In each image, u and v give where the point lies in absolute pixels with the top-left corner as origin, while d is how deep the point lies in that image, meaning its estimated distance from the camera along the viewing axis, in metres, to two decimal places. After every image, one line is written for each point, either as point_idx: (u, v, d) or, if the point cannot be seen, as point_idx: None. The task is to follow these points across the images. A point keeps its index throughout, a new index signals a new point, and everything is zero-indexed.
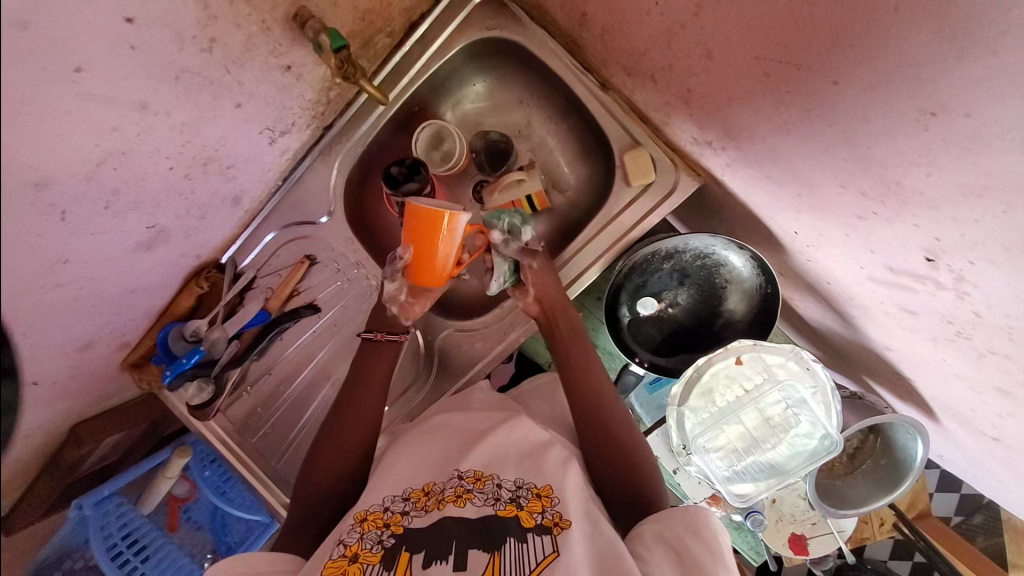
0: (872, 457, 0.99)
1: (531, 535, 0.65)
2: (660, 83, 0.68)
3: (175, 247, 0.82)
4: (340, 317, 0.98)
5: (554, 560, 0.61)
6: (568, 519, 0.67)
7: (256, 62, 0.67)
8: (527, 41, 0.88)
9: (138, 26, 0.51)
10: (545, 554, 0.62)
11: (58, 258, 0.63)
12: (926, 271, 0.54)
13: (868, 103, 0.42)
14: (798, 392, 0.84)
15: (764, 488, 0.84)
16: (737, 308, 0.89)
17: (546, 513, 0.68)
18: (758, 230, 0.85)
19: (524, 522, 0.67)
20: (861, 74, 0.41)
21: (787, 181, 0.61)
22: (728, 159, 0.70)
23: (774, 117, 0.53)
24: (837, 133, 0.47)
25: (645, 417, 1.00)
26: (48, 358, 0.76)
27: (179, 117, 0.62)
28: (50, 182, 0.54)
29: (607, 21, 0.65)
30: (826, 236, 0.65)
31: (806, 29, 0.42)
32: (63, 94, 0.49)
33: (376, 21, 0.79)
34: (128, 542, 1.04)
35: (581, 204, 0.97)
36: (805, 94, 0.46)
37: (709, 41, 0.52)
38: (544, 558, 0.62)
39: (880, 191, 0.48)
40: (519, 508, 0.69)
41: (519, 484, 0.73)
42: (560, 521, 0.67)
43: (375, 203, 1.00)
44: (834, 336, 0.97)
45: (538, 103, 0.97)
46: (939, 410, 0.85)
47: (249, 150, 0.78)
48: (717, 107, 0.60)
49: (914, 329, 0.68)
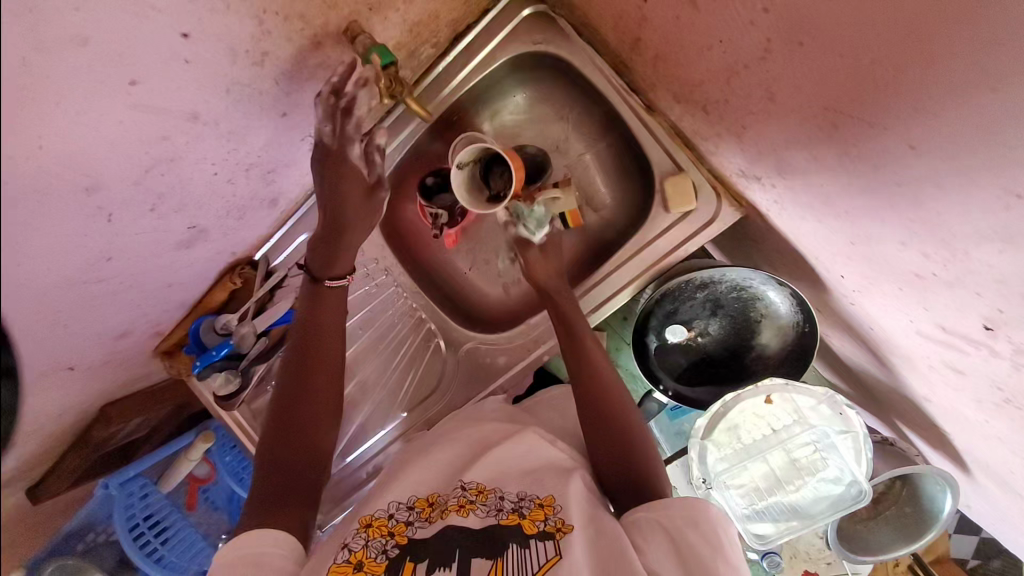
0: (895, 504, 0.96)
1: (533, 540, 0.65)
2: (711, 115, 0.65)
3: (213, 246, 0.84)
4: (367, 318, 0.98)
5: (556, 564, 0.61)
6: (570, 524, 0.66)
7: (304, 74, 0.67)
8: (573, 58, 0.86)
9: (193, 41, 0.51)
10: (547, 558, 0.63)
11: (102, 256, 0.64)
12: (983, 338, 0.52)
13: (946, 171, 0.39)
14: (828, 437, 0.81)
15: (784, 531, 0.82)
16: (770, 343, 0.87)
17: (548, 521, 0.67)
18: (799, 266, 0.82)
19: (526, 529, 0.67)
20: (939, 142, 0.38)
21: (840, 228, 0.59)
22: (776, 196, 0.67)
23: (836, 169, 0.50)
24: (904, 194, 0.44)
25: (665, 446, 0.99)
26: (85, 346, 0.78)
27: (227, 126, 0.63)
28: (99, 187, 0.55)
29: (662, 48, 0.63)
30: (875, 285, 0.63)
31: (880, 91, 0.39)
32: (118, 106, 0.50)
33: (423, 32, 0.78)
34: (149, 523, 1.08)
35: (616, 224, 0.95)
36: (874, 152, 0.44)
37: (772, 85, 0.50)
38: (546, 561, 0.62)
39: (943, 256, 0.46)
40: (521, 517, 0.68)
41: (521, 495, 0.71)
42: (563, 526, 0.66)
43: (406, 208, 0.99)
44: (868, 377, 0.93)
45: (579, 118, 0.95)
46: (973, 467, 0.82)
47: (290, 156, 0.79)
48: (773, 147, 0.58)
49: (958, 387, 0.65)
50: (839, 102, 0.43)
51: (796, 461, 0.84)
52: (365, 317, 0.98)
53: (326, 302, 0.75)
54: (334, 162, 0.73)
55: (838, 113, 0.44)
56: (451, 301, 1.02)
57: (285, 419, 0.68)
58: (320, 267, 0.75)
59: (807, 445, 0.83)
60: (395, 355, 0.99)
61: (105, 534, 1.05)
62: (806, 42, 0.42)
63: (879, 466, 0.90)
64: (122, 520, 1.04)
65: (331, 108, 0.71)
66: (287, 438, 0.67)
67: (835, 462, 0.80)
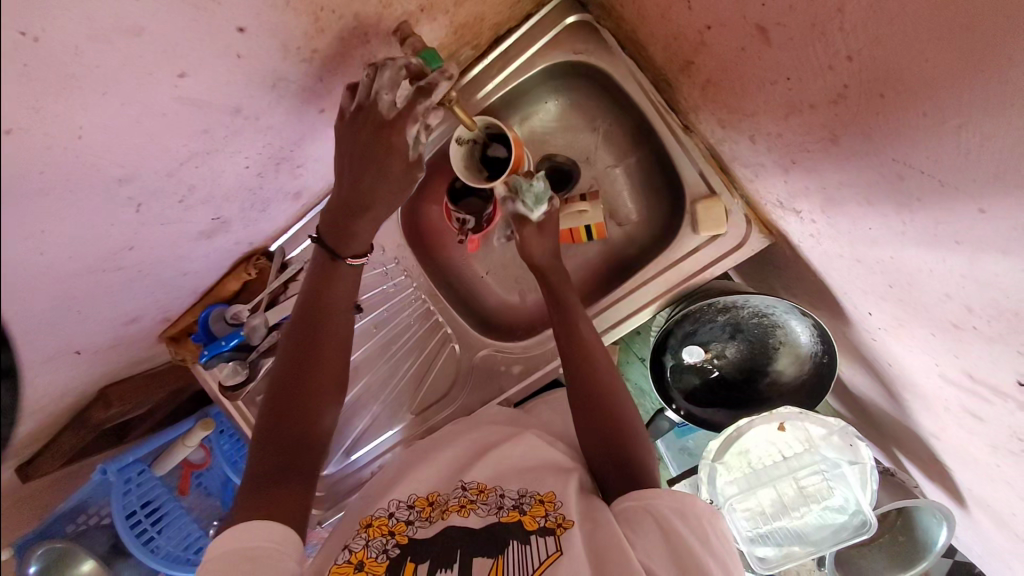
0: (890, 532, 0.98)
1: (534, 536, 0.65)
2: (758, 145, 0.65)
3: (233, 236, 0.81)
4: (381, 319, 0.97)
5: (556, 560, 0.62)
6: (570, 518, 0.67)
7: (348, 72, 0.64)
8: (613, 70, 0.85)
9: (248, 36, 0.49)
10: (548, 554, 0.63)
11: (125, 245, 0.62)
12: (1013, 391, 0.52)
13: (1014, 239, 0.38)
14: (837, 466, 0.82)
15: (787, 555, 0.83)
16: (786, 370, 0.87)
17: (548, 517, 0.68)
18: (822, 297, 0.83)
19: (527, 525, 0.67)
20: (1011, 213, 0.37)
21: (880, 270, 0.59)
22: (815, 230, 0.67)
23: (891, 216, 0.50)
24: (963, 251, 0.44)
25: (671, 464, 1.00)
26: (95, 331, 0.76)
27: (266, 121, 0.61)
28: (133, 177, 0.53)
29: (716, 74, 0.62)
30: (906, 326, 0.63)
31: (960, 156, 0.39)
32: (163, 98, 0.48)
33: (466, 34, 0.76)
34: (147, 510, 1.07)
35: (640, 240, 0.95)
36: (940, 209, 0.44)
37: (838, 128, 0.49)
38: (547, 557, 0.62)
39: (990, 313, 0.46)
40: (521, 514, 0.69)
41: (521, 492, 0.72)
42: (563, 522, 0.67)
43: (430, 211, 0.98)
44: (876, 408, 0.95)
45: (612, 131, 0.94)
46: (972, 504, 0.83)
47: (322, 151, 0.77)
48: (824, 185, 0.58)
49: (975, 432, 0.66)
50: (910, 156, 0.43)
51: (803, 488, 0.85)
52: (382, 314, 0.97)
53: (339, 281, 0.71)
54: (385, 136, 0.63)
55: (907, 166, 0.44)
56: (466, 304, 1.01)
57: (286, 400, 0.65)
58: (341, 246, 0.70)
59: (814, 473, 0.85)
60: (409, 359, 0.98)
61: (98, 517, 1.03)
62: (887, 95, 0.42)
63: (880, 497, 0.91)
64: (120, 507, 1.02)
65: (398, 74, 0.62)
66: (285, 422, 0.64)
67: (841, 490, 0.82)
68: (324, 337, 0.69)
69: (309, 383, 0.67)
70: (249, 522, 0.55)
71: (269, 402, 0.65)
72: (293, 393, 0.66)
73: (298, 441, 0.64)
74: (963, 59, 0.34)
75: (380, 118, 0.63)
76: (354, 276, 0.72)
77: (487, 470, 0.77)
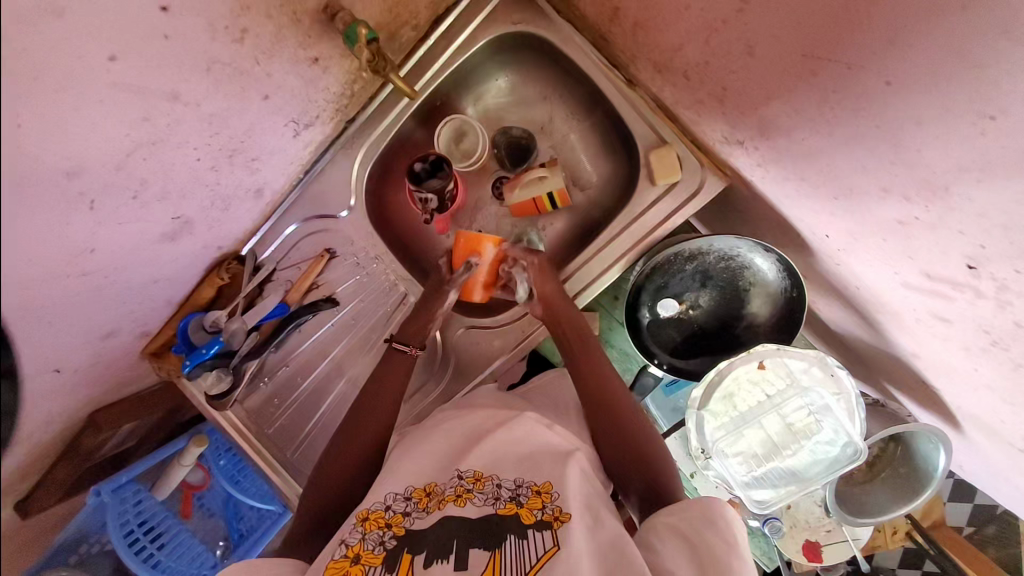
0: (891, 466, 0.97)
1: (532, 530, 0.65)
2: (692, 81, 0.67)
3: (199, 238, 0.83)
4: (358, 311, 0.98)
5: (553, 556, 0.61)
6: (568, 512, 0.66)
7: (286, 53, 0.68)
8: (553, 37, 0.87)
9: (172, 15, 0.52)
10: (546, 549, 0.62)
11: (85, 247, 0.63)
12: (966, 279, 0.52)
13: (922, 105, 0.41)
14: (821, 399, 0.82)
15: (783, 495, 0.83)
16: (760, 311, 0.88)
17: (546, 509, 0.67)
18: (784, 231, 0.83)
19: (524, 518, 0.67)
20: (917, 76, 0.40)
21: (823, 183, 0.60)
22: (760, 158, 0.68)
23: (817, 117, 0.51)
24: (885, 136, 0.46)
25: (662, 421, 0.99)
26: (71, 347, 0.76)
27: (208, 108, 0.63)
28: (81, 171, 0.54)
29: (641, 14, 0.66)
30: (860, 240, 0.63)
31: (859, 31, 0.41)
32: (99, 84, 0.50)
33: (402, 14, 0.80)
34: (144, 529, 1.04)
35: (603, 203, 0.95)
36: (856, 97, 0.46)
37: (752, 39, 0.52)
38: (545, 553, 0.62)
39: (925, 195, 0.47)
40: (519, 506, 0.69)
41: (518, 483, 0.71)
42: (561, 515, 0.66)
43: (397, 203, 1.01)
44: (856, 341, 0.94)
45: (561, 99, 0.96)
46: (965, 422, 0.81)
47: (272, 143, 0.80)
48: (755, 105, 0.59)
49: (945, 337, 0.66)
50: (822, 48, 0.46)
51: (791, 425, 0.85)
52: (356, 308, 0.98)
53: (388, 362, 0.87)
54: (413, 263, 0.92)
55: (818, 59, 0.47)
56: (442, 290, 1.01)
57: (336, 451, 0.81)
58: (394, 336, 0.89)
59: (801, 410, 0.84)
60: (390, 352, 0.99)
61: (99, 545, 1.01)
62: None
63: (872, 427, 0.90)
64: (116, 527, 1.00)
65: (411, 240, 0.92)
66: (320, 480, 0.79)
67: (829, 423, 0.82)
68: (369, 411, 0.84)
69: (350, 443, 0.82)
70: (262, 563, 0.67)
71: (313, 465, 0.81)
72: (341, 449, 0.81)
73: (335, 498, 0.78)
74: None
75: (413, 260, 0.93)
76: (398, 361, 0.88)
77: (477, 452, 0.76)
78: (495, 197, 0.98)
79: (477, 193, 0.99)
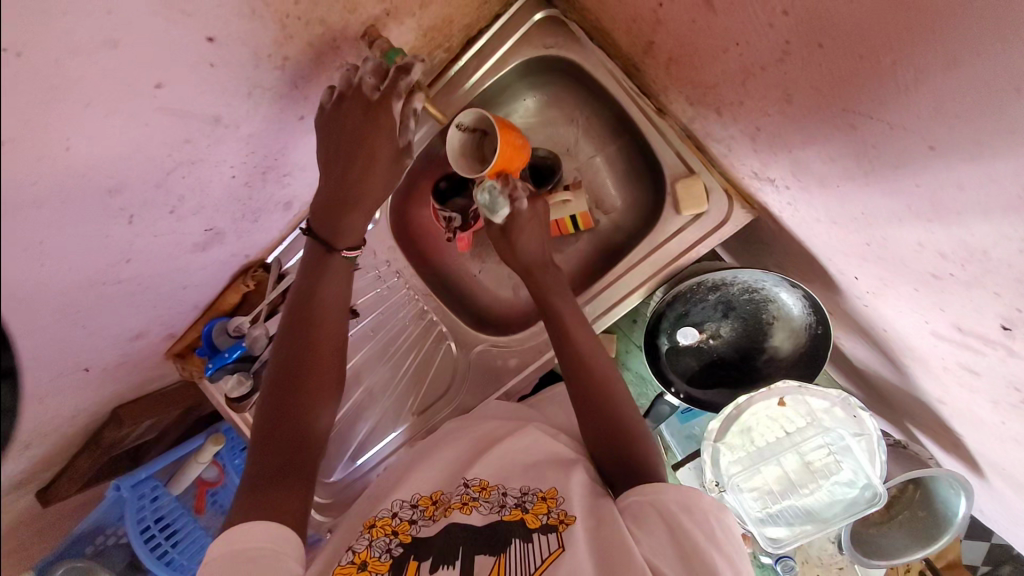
0: (910, 508, 0.93)
1: (536, 535, 0.64)
2: (726, 117, 0.67)
3: (228, 248, 0.85)
4: (379, 322, 0.98)
5: (558, 558, 0.61)
6: (573, 514, 0.66)
7: (323, 78, 0.69)
8: (585, 62, 0.88)
9: (218, 45, 0.53)
10: (549, 552, 0.62)
11: (122, 257, 0.64)
12: (999, 338, 0.51)
13: (963, 170, 0.40)
14: (842, 438, 0.81)
15: (799, 535, 0.82)
16: (782, 345, 0.87)
17: (552, 513, 0.67)
18: (810, 266, 0.82)
19: (529, 523, 0.66)
20: (958, 141, 0.39)
21: (855, 229, 0.59)
22: (790, 197, 0.67)
23: (852, 168, 0.51)
24: (924, 194, 0.45)
25: (676, 449, 0.98)
26: (102, 348, 0.78)
27: (247, 129, 0.65)
28: (123, 189, 0.56)
29: (676, 51, 0.65)
30: (891, 286, 0.62)
31: (903, 94, 0.41)
32: (145, 109, 0.51)
33: (437, 37, 0.81)
34: (160, 525, 1.07)
35: (626, 227, 0.95)
36: (895, 155, 0.45)
37: (790, 86, 0.52)
38: (549, 555, 0.62)
39: (962, 256, 0.46)
40: (524, 512, 0.68)
41: (523, 491, 0.71)
42: (565, 518, 0.66)
43: (420, 216, 1.01)
44: (878, 379, 0.92)
45: (589, 122, 0.96)
46: (987, 468, 0.78)
47: (305, 159, 0.81)
48: (789, 149, 0.59)
49: (973, 388, 0.64)
50: (861, 103, 0.45)
51: (809, 464, 0.84)
52: (378, 318, 0.98)
53: (330, 274, 0.75)
54: (372, 114, 0.67)
55: (858, 114, 0.46)
56: (461, 302, 1.03)
57: (294, 385, 0.71)
58: (331, 237, 0.74)
59: (820, 448, 0.83)
60: (401, 366, 0.99)
61: (115, 536, 1.03)
62: (825, 44, 0.45)
63: (892, 469, 0.88)
64: (134, 522, 1.02)
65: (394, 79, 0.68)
66: (286, 422, 0.69)
67: (850, 464, 0.80)
68: (322, 335, 0.74)
69: (313, 376, 0.72)
70: (248, 525, 0.59)
71: (267, 403, 0.70)
72: (299, 385, 0.71)
73: (300, 440, 0.69)
74: (894, 10, 0.38)
75: (367, 100, 0.67)
76: (345, 269, 0.77)
77: (487, 459, 0.76)
78: None
79: None
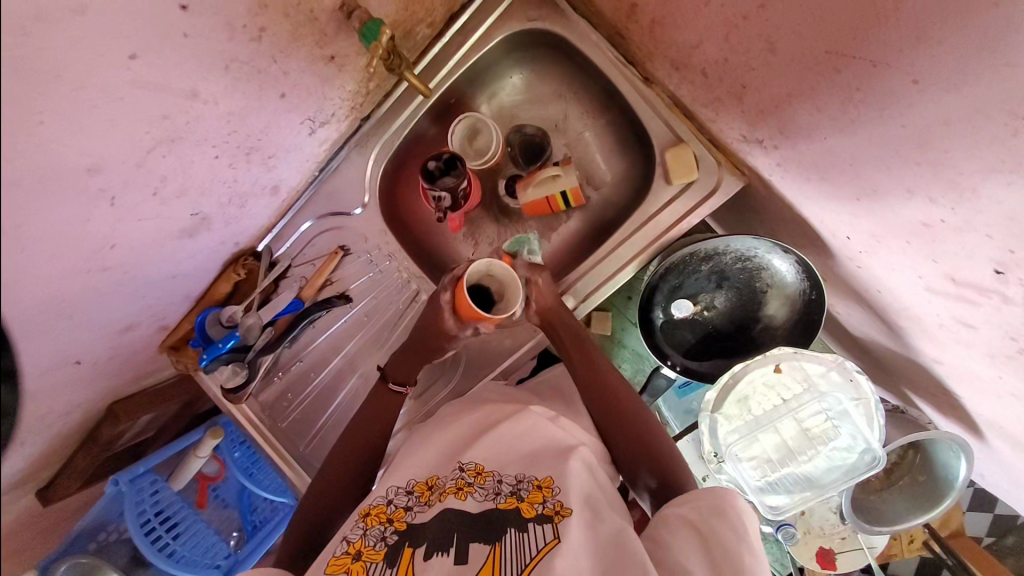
0: (910, 474, 0.93)
1: (532, 523, 0.63)
2: (710, 79, 0.67)
3: (216, 234, 0.84)
4: (372, 308, 0.98)
5: (554, 548, 0.59)
6: (568, 507, 0.64)
7: (302, 52, 0.69)
8: (569, 34, 0.87)
9: (191, 13, 0.52)
10: (546, 541, 0.61)
11: (105, 243, 0.63)
12: (992, 284, 0.50)
13: (950, 105, 0.40)
14: (839, 404, 0.81)
15: (798, 501, 0.82)
16: (777, 313, 0.87)
17: (546, 503, 0.65)
18: (804, 231, 0.82)
19: (524, 511, 0.65)
20: (942, 74, 0.39)
21: (846, 184, 0.58)
22: (779, 158, 0.67)
23: (840, 116, 0.51)
24: (911, 135, 0.45)
25: (674, 423, 0.98)
26: (91, 341, 0.77)
27: (227, 106, 0.64)
28: (102, 168, 0.55)
29: (659, 12, 0.66)
30: (882, 243, 0.61)
31: (883, 26, 0.41)
32: (118, 81, 0.50)
33: (418, 11, 0.80)
34: (161, 518, 1.05)
35: (617, 202, 0.94)
36: (880, 94, 0.46)
37: (773, 35, 0.53)
38: (544, 545, 0.60)
39: (952, 198, 0.45)
40: (520, 500, 0.67)
41: (519, 479, 0.70)
42: (561, 510, 0.64)
43: (412, 201, 1.01)
44: (874, 345, 0.91)
45: (576, 97, 0.95)
46: (988, 432, 0.78)
47: (289, 140, 0.81)
48: (776, 104, 0.59)
49: (970, 344, 0.63)
50: (845, 44, 0.46)
51: (808, 430, 0.83)
52: (370, 304, 0.98)
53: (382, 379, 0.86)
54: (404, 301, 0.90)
55: (842, 55, 0.47)
56: None
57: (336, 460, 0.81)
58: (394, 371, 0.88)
59: (818, 415, 0.83)
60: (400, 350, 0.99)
61: (117, 533, 1.02)
62: None
63: (892, 434, 0.88)
64: (134, 515, 1.00)
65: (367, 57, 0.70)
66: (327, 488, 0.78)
67: (847, 429, 0.80)
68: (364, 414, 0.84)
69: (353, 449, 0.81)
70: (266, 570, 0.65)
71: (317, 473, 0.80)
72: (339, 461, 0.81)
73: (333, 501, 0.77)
74: None
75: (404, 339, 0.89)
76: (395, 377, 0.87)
77: (484, 443, 0.75)
78: (509, 195, 0.98)
79: (489, 190, 0.99)
